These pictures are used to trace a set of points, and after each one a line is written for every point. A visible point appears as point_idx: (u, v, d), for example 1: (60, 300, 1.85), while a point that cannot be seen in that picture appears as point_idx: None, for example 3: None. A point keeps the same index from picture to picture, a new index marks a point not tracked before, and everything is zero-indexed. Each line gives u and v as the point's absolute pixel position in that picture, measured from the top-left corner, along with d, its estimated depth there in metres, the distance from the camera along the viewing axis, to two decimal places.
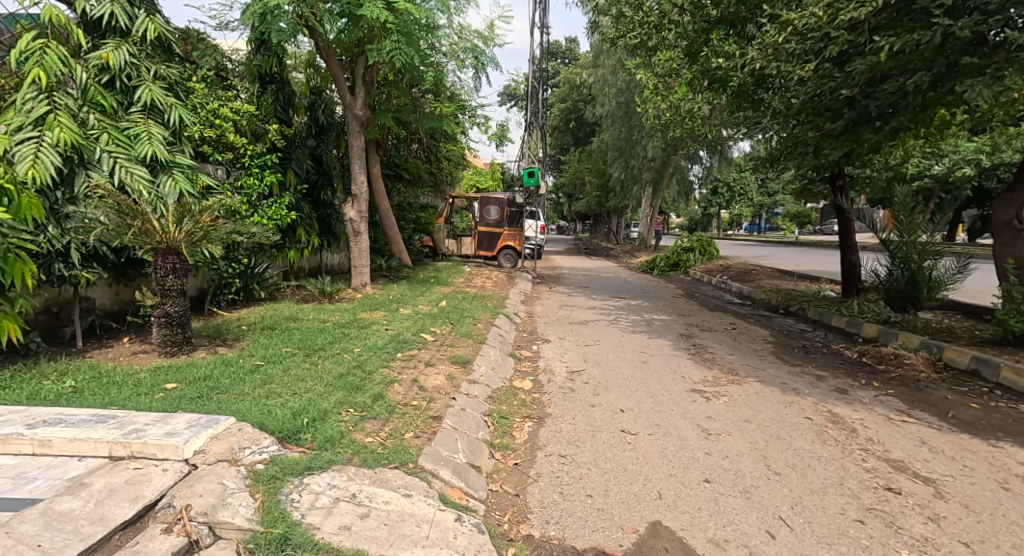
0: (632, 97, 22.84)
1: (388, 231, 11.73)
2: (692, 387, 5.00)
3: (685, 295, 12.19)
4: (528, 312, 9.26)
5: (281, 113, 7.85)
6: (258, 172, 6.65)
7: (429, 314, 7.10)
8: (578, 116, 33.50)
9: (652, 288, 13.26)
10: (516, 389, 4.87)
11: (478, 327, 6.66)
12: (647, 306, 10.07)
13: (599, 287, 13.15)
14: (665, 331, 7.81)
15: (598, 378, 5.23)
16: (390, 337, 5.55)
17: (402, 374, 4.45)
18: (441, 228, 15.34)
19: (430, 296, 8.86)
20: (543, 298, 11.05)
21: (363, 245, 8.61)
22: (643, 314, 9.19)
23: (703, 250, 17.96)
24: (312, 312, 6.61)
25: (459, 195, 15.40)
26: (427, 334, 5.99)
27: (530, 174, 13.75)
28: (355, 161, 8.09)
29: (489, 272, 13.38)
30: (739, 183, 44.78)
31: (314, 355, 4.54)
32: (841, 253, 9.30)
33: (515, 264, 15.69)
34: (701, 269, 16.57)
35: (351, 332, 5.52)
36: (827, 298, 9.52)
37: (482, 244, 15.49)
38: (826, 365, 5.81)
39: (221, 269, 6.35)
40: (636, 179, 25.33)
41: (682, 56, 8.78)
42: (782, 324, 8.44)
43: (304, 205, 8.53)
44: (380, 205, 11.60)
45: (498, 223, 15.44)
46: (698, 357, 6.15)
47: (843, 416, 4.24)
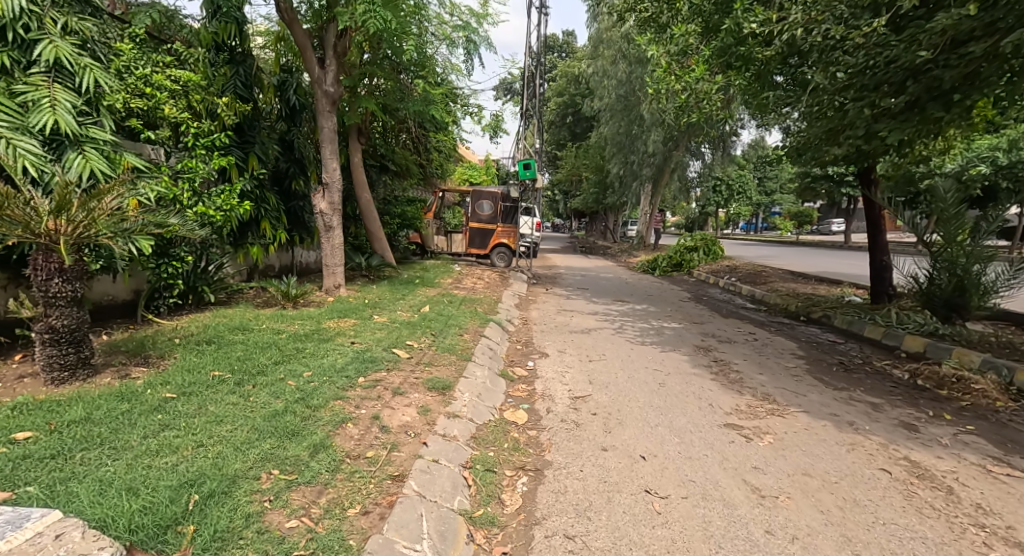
0: (633, 90, 21.90)
1: (369, 226, 10.70)
2: (724, 421, 4.06)
3: (692, 298, 11.26)
4: (523, 318, 8.31)
5: (241, 89, 6.85)
6: (204, 153, 5.64)
7: (407, 323, 6.11)
8: (575, 110, 32.55)
9: (656, 290, 12.31)
10: (507, 423, 3.90)
11: (463, 339, 5.69)
12: (654, 312, 9.14)
13: (598, 289, 12.20)
14: (678, 342, 6.87)
15: (607, 407, 4.27)
16: (355, 354, 4.56)
17: (360, 408, 3.46)
18: (430, 224, 14.35)
19: (412, 300, 7.86)
20: (539, 301, 10.10)
21: (336, 241, 7.59)
22: (651, 321, 8.25)
23: (706, 249, 17.06)
24: (267, 321, 5.62)
25: (450, 189, 14.39)
26: (401, 349, 5.00)
27: (525, 166, 12.76)
28: (326, 145, 7.07)
29: (481, 272, 12.40)
30: (738, 181, 43.98)
31: (248, 382, 3.55)
32: (869, 254, 8.39)
33: (509, 263, 14.71)
34: (705, 270, 15.64)
35: (306, 349, 4.53)
36: (852, 305, 8.61)
37: (474, 241, 14.50)
38: (878, 390, 4.87)
39: (157, 268, 5.35)
40: (636, 175, 24.41)
41: (698, 31, 7.82)
42: (808, 334, 7.51)
43: (267, 195, 7.59)
44: (361, 197, 10.58)
45: (491, 219, 14.45)
46: (724, 377, 5.20)
47: (927, 466, 3.31)
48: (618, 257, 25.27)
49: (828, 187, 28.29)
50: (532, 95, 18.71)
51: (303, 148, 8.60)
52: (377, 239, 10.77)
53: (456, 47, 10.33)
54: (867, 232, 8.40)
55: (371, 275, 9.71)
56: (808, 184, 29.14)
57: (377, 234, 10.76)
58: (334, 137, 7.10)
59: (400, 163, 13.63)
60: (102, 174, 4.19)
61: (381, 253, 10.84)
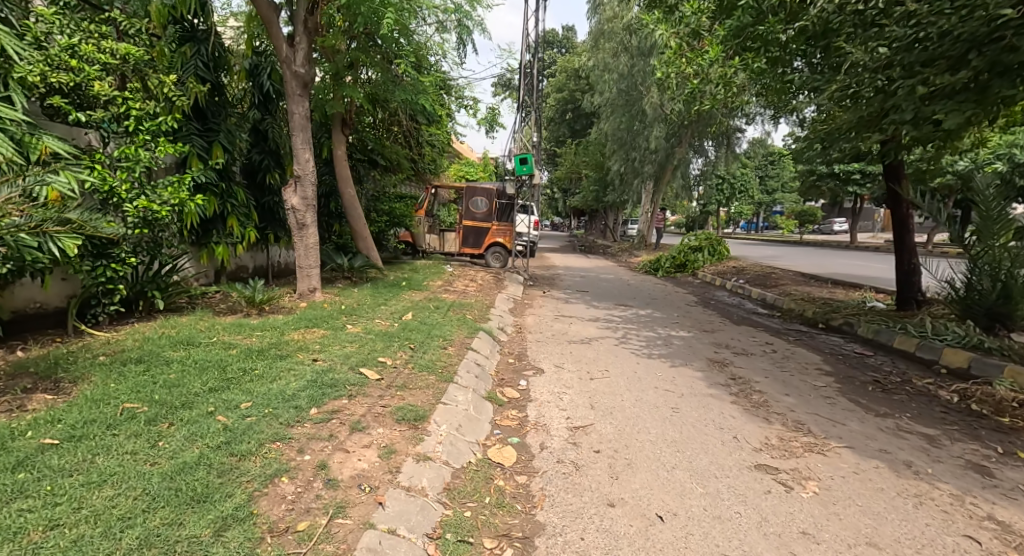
0: (634, 84, 21.18)
1: (353, 224, 10.00)
2: (756, 461, 3.35)
3: (699, 302, 10.57)
4: (517, 324, 7.63)
5: (203, 71, 6.26)
6: (149, 139, 4.90)
7: (383, 333, 5.42)
8: (575, 106, 31.87)
9: (660, 293, 11.61)
10: (492, 467, 3.20)
11: (446, 355, 4.99)
12: (659, 318, 8.45)
13: (599, 291, 11.50)
14: (688, 354, 6.17)
15: (612, 442, 3.57)
16: (313, 376, 3.84)
17: (305, 453, 2.76)
18: (421, 222, 13.64)
19: (395, 305, 7.17)
20: (535, 306, 9.40)
21: (309, 240, 6.88)
22: (656, 328, 7.57)
23: (711, 249, 16.36)
24: (220, 332, 4.90)
25: (443, 185, 13.68)
26: (372, 368, 4.28)
27: (522, 161, 12.08)
28: (296, 134, 6.36)
29: (474, 273, 11.69)
30: (740, 179, 43.30)
31: (165, 418, 2.84)
32: (895, 255, 7.69)
33: (504, 264, 14.01)
34: (711, 271, 14.95)
35: (256, 370, 3.83)
36: (875, 311, 7.91)
37: (468, 240, 13.79)
38: (928, 417, 4.17)
39: (91, 273, 4.60)
40: (637, 173, 23.71)
41: (711, 9, 7.11)
42: (831, 345, 6.81)
43: (233, 189, 6.87)
44: (344, 193, 9.86)
45: (486, 217, 13.72)
46: (746, 401, 4.49)
47: (1021, 530, 2.61)
48: (618, 257, 24.58)
49: (834, 185, 27.62)
50: (529, 88, 18.02)
51: (275, 139, 7.88)
52: (361, 238, 10.07)
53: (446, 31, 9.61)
54: (893, 236, 7.71)
55: (354, 278, 8.99)
56: (814, 182, 28.47)
57: (362, 232, 10.06)
58: (308, 126, 6.41)
59: (389, 158, 12.92)
60: (5, 157, 3.49)
61: (367, 254, 10.14)
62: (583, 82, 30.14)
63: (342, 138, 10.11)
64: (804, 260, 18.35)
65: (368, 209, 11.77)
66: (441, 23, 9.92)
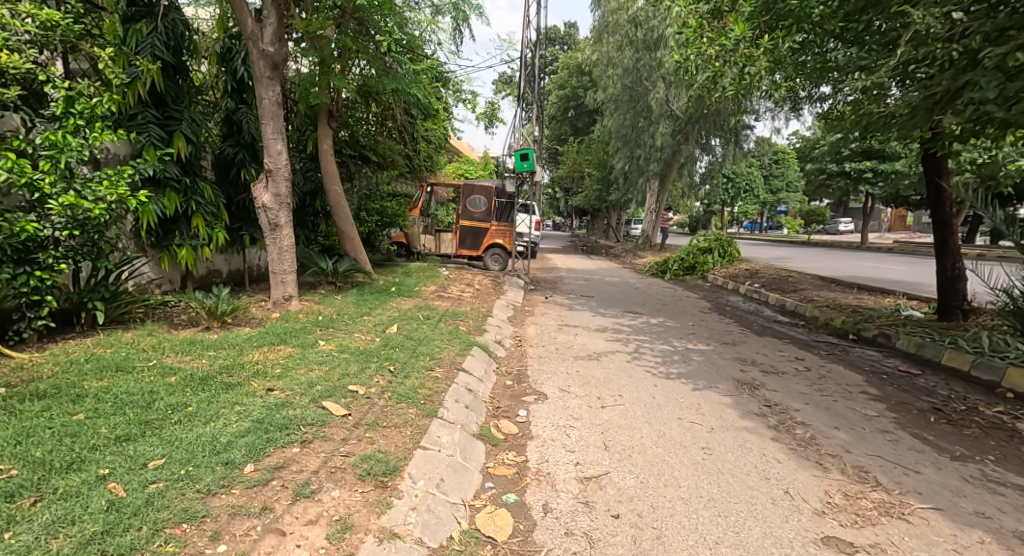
0: (640, 78, 20.38)
1: (340, 224, 9.26)
2: (820, 530, 2.62)
3: (713, 309, 9.81)
4: (517, 336, 6.89)
5: (160, 51, 5.58)
6: (80, 123, 4.14)
7: (361, 352, 4.67)
8: (577, 103, 31.12)
9: (670, 298, 10.86)
10: (481, 545, 2.47)
11: (431, 380, 4.25)
12: (672, 328, 7.70)
13: (604, 296, 10.75)
14: (710, 373, 5.43)
15: (634, 503, 2.84)
16: (261, 414, 3.09)
17: (225, 538, 2.02)
18: (416, 221, 12.89)
19: (381, 314, 6.44)
20: (536, 313, 8.67)
21: (284, 243, 6.14)
22: (670, 341, 6.82)
23: (722, 251, 15.59)
24: (166, 352, 4.15)
25: (438, 183, 12.90)
26: (339, 400, 3.53)
27: (523, 157, 11.43)
28: (266, 122, 5.61)
29: (472, 277, 10.97)
30: (745, 178, 42.50)
31: (33, 491, 2.10)
32: (937, 260, 6.93)
33: (504, 266, 13.26)
34: (721, 274, 14.21)
35: (192, 405, 3.09)
36: (913, 321, 7.16)
37: (465, 241, 12.99)
38: (1016, 461, 3.44)
39: (8, 282, 3.84)
40: (642, 171, 22.95)
41: None
42: (869, 361, 6.06)
43: (198, 185, 6.13)
44: (331, 191, 9.13)
45: (484, 217, 12.90)
46: (790, 439, 3.76)
47: None
48: (622, 258, 23.78)
49: (844, 184, 26.89)
50: (531, 82, 17.28)
51: (250, 130, 7.14)
52: (349, 240, 9.33)
53: (441, 15, 8.89)
54: (933, 234, 6.96)
55: (339, 283, 8.26)
56: (823, 181, 27.73)
57: (349, 234, 9.32)
58: (280, 114, 5.67)
59: (382, 154, 12.19)
60: None
61: (355, 256, 9.40)
62: (586, 78, 29.38)
63: (328, 131, 9.38)
64: (818, 262, 17.63)
65: (359, 209, 11.05)
66: (436, 6, 9.20)
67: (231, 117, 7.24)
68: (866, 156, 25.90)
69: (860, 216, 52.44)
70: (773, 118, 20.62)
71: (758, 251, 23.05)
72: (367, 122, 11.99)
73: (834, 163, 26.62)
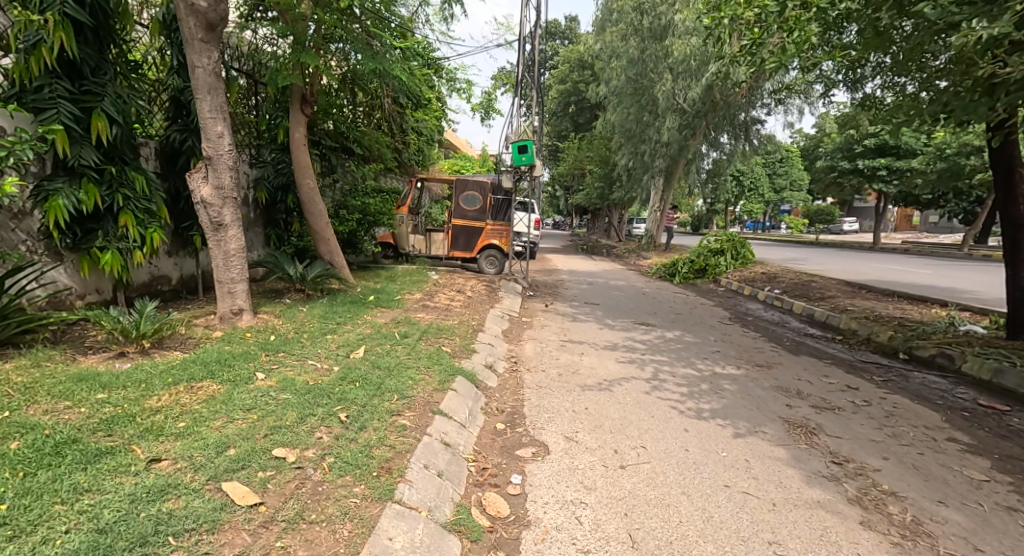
0: (646, 69, 19.33)
1: (313, 223, 8.20)
2: None
3: (733, 320, 8.76)
4: (513, 357, 5.85)
5: (72, 9, 4.53)
6: None
7: (308, 389, 3.63)
8: (578, 98, 30.15)
9: (683, 307, 9.82)
10: None
11: (395, 432, 3.21)
12: (692, 345, 6.68)
13: (611, 304, 9.72)
14: (750, 410, 4.40)
15: None
16: (119, 515, 2.06)
17: None
18: (403, 220, 11.82)
19: (350, 332, 5.39)
20: (535, 325, 7.63)
21: (230, 247, 5.08)
22: (693, 364, 5.79)
23: (735, 252, 14.57)
24: (40, 394, 3.10)
25: (429, 178, 11.83)
26: (251, 476, 2.47)
27: (520, 149, 10.40)
28: (202, 97, 4.55)
29: (465, 282, 9.94)
30: (750, 176, 41.47)
31: None
32: (1008, 268, 5.89)
33: (501, 269, 12.18)
34: (735, 278, 13.19)
35: (13, 503, 2.04)
36: (977, 338, 6.13)
37: (458, 242, 11.87)
38: None
39: None
40: (647, 168, 22.14)
41: None
42: (938, 391, 5.04)
43: (127, 176, 5.11)
44: (304, 186, 8.09)
45: (478, 215, 11.81)
46: (889, 525, 2.72)
47: None
48: (625, 259, 22.74)
49: (856, 183, 25.89)
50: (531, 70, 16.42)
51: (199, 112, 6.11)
52: (323, 241, 8.27)
53: None
54: (1004, 238, 5.92)
55: (309, 291, 7.21)
56: (834, 180, 26.71)
57: (324, 234, 8.27)
58: (219, 87, 4.62)
59: (367, 146, 11.30)
60: None
61: (330, 260, 8.34)
62: (588, 72, 28.44)
63: (302, 119, 8.35)
64: (834, 264, 16.66)
65: (340, 206, 10.01)
66: None
67: (179, 97, 6.21)
68: (879, 154, 24.90)
69: (866, 216, 51.42)
70: (785, 112, 19.62)
71: (769, 252, 22.03)
72: (351, 110, 11.05)
73: (845, 161, 25.63)
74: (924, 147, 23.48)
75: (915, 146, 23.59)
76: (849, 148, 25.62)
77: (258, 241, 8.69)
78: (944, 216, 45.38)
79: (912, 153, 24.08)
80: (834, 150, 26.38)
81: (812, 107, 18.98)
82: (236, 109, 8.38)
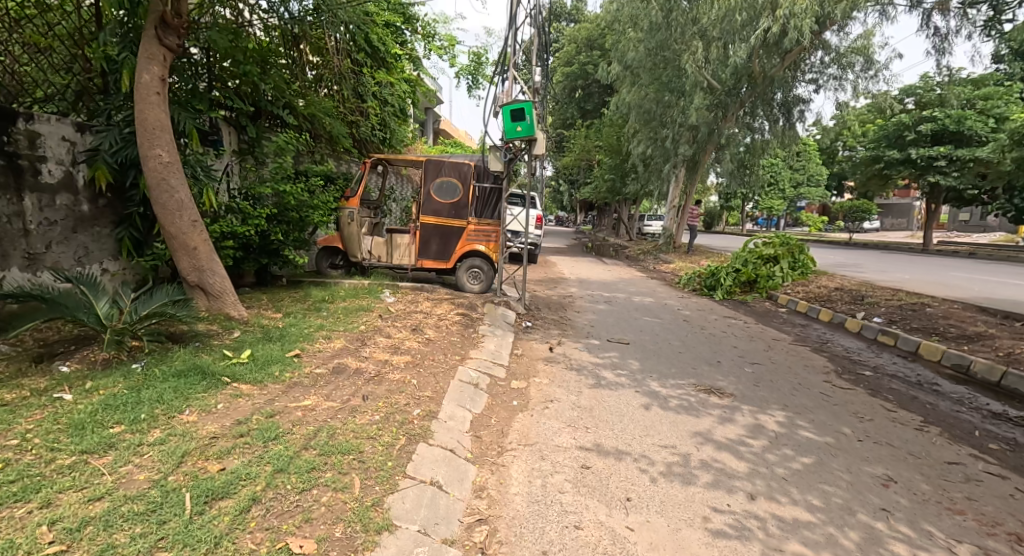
0: (670, 37, 16.25)
1: (165, 219, 4.88)
2: None
3: (846, 378, 5.58)
4: (483, 522, 2.70)
5: None
6: None
7: None
8: (586, 82, 27.05)
9: (753, 350, 6.64)
10: None
11: None
12: (829, 462, 3.53)
13: (646, 344, 6.58)
14: None
15: None
16: None
17: None
18: (352, 214, 8.55)
19: (78, 495, 2.22)
20: (533, 400, 4.50)
21: None
22: (878, 542, 2.64)
23: (792, 261, 11.40)
24: None
25: (390, 159, 8.64)
26: None
27: (513, 117, 7.38)
28: None
29: (432, 310, 6.81)
30: (769, 171, 38.28)
31: None
32: None
33: (488, 286, 8.92)
34: (801, 296, 9.99)
35: None
36: None
37: (428, 248, 8.61)
38: None
39: None
40: (666, 156, 19.18)
41: None
42: None
43: None
44: (150, 160, 4.85)
45: (456, 209, 8.53)
46: None
47: None
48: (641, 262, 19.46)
49: (906, 175, 22.58)
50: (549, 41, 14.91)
51: None
52: (184, 250, 4.95)
53: None
54: None
55: (111, 354, 3.84)
56: (878, 172, 23.42)
57: (186, 238, 4.95)
58: None
59: (306, 115, 8.87)
60: None
61: (199, 280, 5.07)
62: (597, 52, 25.45)
63: (163, 54, 5.13)
64: (909, 273, 13.42)
65: (247, 196, 6.84)
66: None
67: None
68: (935, 142, 21.63)
69: (891, 213, 48.00)
70: (836, 89, 16.44)
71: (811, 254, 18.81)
72: (298, 72, 8.73)
73: (894, 149, 22.32)
74: (992, 134, 20.16)
75: (980, 132, 20.28)
76: (898, 136, 22.32)
77: (97, 249, 5.51)
78: (980, 213, 41.90)
79: (975, 141, 20.77)
80: (879, 138, 23.07)
81: (870, 81, 15.78)
82: (24, 26, 5.28)
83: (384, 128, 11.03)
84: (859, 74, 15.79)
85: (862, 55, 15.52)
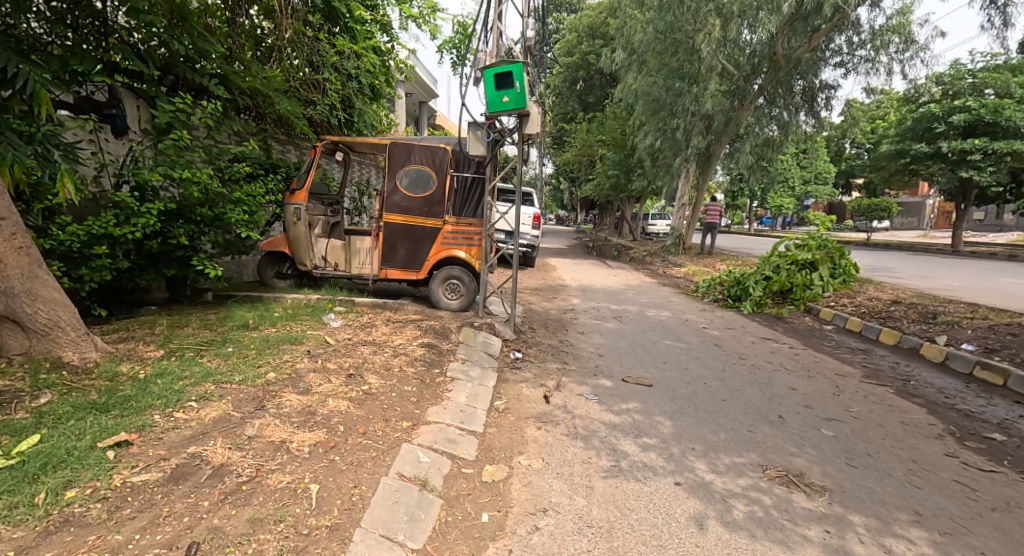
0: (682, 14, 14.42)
1: None
2: None
3: (974, 447, 3.85)
4: None
5: None
6: None
7: None
8: (588, 73, 25.28)
9: (820, 396, 4.89)
10: None
11: None
12: None
13: (676, 388, 4.84)
14: None
15: None
16: None
17: None
18: (298, 212, 6.82)
19: None
20: (513, 513, 2.78)
21: None
22: None
23: (834, 270, 9.25)
24: None
25: (349, 142, 6.92)
26: None
27: (496, 84, 5.66)
28: None
29: (387, 339, 5.10)
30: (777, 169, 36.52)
31: None
32: None
33: (470, 302, 7.16)
34: (851, 311, 8.26)
35: None
36: None
37: (395, 254, 6.88)
38: None
39: None
40: (676, 148, 17.47)
41: None
42: None
43: None
44: None
45: (430, 205, 6.78)
46: None
47: None
48: (648, 265, 17.73)
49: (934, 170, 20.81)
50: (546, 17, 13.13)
51: None
52: None
53: None
54: None
55: None
56: (903, 167, 21.63)
57: None
58: None
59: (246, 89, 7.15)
60: None
61: (8, 308, 3.33)
62: (599, 40, 23.70)
63: None
64: (961, 280, 11.68)
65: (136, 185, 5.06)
66: None
67: None
68: (967, 135, 19.88)
69: (903, 212, 46.19)
70: (868, 73, 14.70)
71: None
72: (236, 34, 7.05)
73: (921, 143, 20.53)
74: None
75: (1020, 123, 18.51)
76: (926, 128, 20.54)
77: None
78: (998, 212, 40.11)
79: (1012, 133, 19.00)
80: (904, 130, 21.28)
81: (907, 63, 14.04)
82: None
83: (349, 108, 9.27)
84: (894, 55, 14.09)
85: (899, 35, 13.74)
